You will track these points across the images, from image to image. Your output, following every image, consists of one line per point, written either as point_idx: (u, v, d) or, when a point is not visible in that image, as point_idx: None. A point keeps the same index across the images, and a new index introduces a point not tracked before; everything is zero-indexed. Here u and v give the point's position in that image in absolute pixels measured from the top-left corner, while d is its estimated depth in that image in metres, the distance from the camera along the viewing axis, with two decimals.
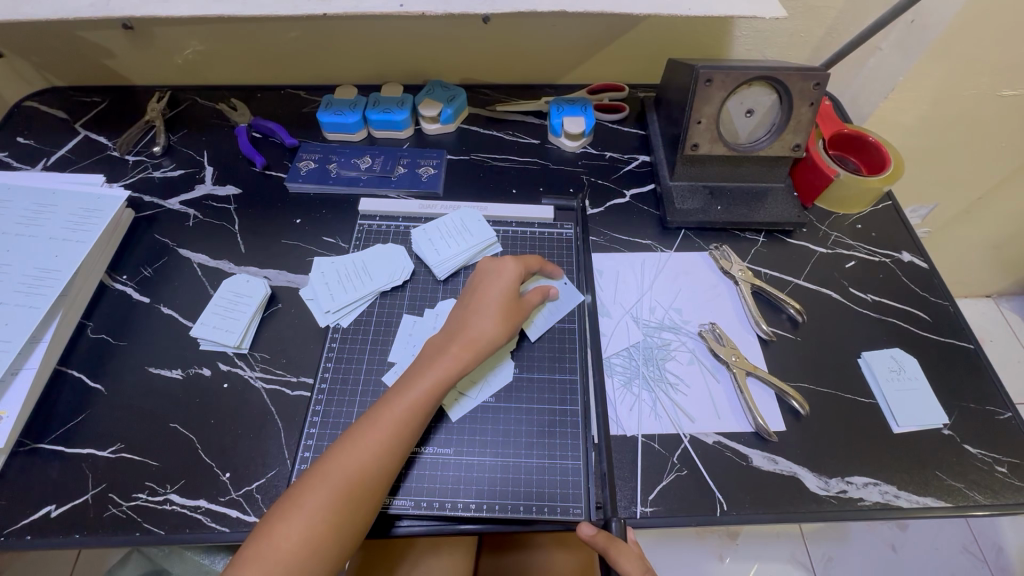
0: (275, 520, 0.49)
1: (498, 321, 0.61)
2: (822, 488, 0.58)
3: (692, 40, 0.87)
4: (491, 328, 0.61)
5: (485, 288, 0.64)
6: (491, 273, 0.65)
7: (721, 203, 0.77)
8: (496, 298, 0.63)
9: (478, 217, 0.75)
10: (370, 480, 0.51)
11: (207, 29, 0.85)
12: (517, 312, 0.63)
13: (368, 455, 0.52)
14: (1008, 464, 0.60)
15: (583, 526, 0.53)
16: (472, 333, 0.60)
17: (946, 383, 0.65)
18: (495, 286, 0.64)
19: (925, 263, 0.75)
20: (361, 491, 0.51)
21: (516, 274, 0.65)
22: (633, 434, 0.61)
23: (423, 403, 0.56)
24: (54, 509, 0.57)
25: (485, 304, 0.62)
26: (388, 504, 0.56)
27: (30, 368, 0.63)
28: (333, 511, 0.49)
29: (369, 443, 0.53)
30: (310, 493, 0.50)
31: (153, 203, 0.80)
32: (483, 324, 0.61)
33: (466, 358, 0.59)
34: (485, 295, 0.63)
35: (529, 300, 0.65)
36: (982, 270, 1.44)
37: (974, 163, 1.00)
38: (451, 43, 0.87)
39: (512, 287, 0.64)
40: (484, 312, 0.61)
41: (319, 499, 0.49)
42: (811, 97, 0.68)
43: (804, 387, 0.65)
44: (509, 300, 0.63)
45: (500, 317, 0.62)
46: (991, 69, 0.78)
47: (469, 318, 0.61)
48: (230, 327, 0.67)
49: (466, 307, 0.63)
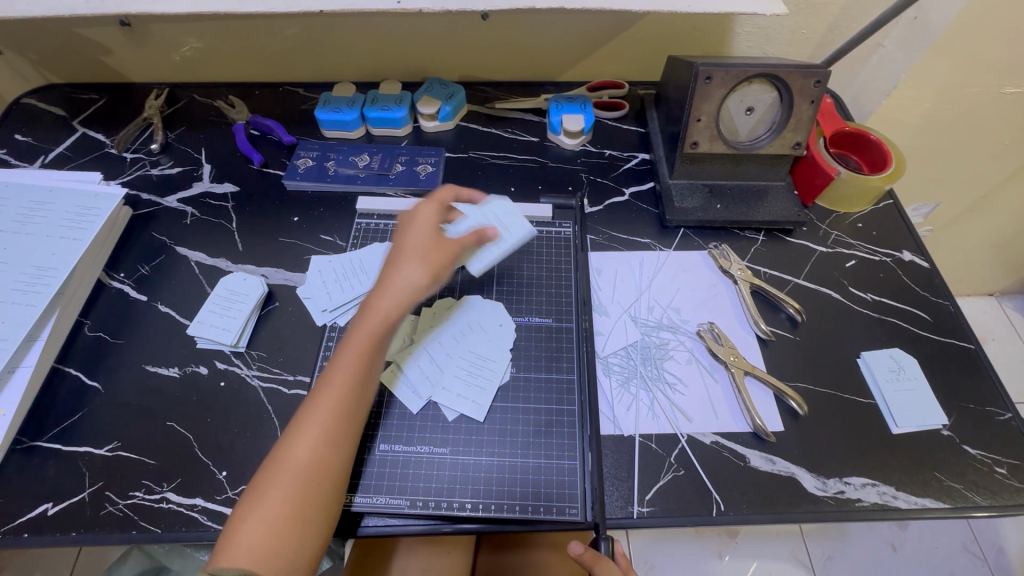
0: (239, 520, 0.48)
1: (417, 268, 0.57)
2: (820, 489, 0.58)
3: (693, 37, 0.87)
4: (413, 274, 0.57)
5: (403, 241, 0.60)
6: (408, 225, 0.61)
7: (721, 201, 0.77)
8: (414, 243, 0.59)
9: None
10: (321, 464, 0.50)
11: (205, 26, 0.85)
12: (444, 252, 0.59)
13: (313, 439, 0.51)
14: (1008, 465, 0.60)
15: (571, 545, 0.55)
16: (393, 281, 0.57)
17: (946, 384, 0.65)
18: (411, 234, 0.60)
19: (926, 262, 0.74)
20: (319, 475, 0.50)
21: (424, 215, 0.60)
22: (631, 434, 0.61)
23: (356, 372, 0.54)
24: (51, 508, 0.57)
25: (402, 252, 0.58)
26: (384, 503, 0.56)
27: (27, 366, 0.63)
28: (292, 500, 0.49)
29: (313, 428, 0.51)
30: (265, 485, 0.49)
31: (151, 202, 0.80)
32: (404, 271, 0.57)
33: (393, 310, 0.56)
34: (403, 244, 0.59)
35: (457, 240, 0.60)
36: (986, 269, 1.43)
37: (977, 161, 0.99)
38: (450, 39, 0.87)
39: (427, 229, 0.60)
40: (404, 260, 0.58)
41: (276, 490, 0.49)
42: (811, 94, 0.67)
43: (802, 386, 0.64)
44: (424, 249, 0.58)
45: (420, 262, 0.58)
46: (995, 67, 0.78)
47: (388, 268, 0.58)
48: (227, 326, 0.67)
49: (388, 262, 0.59)
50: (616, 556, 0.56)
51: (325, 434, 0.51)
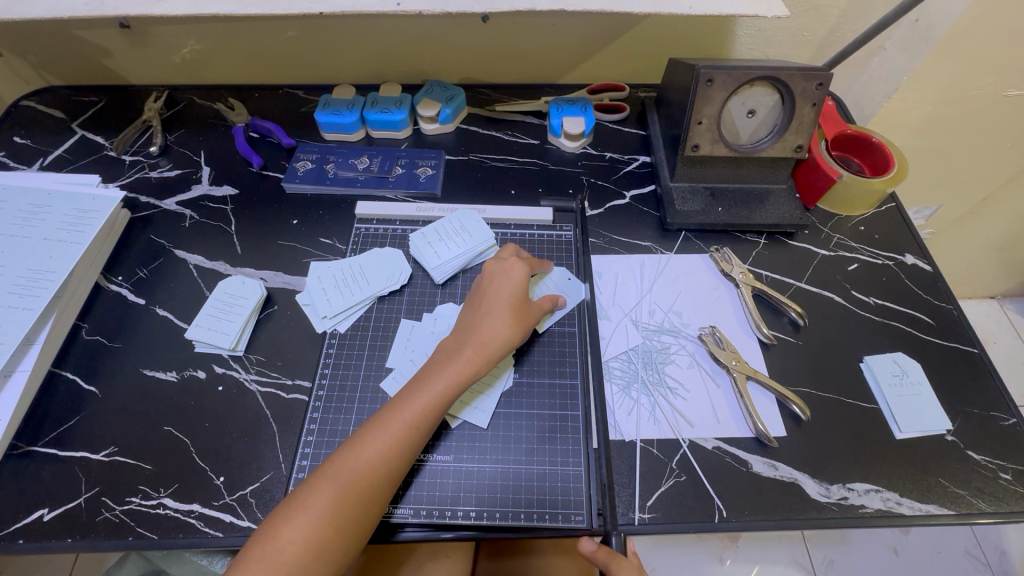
0: (282, 522, 0.48)
1: (509, 325, 0.60)
2: (823, 495, 0.57)
3: (693, 39, 0.86)
4: (503, 330, 0.60)
5: (496, 293, 0.63)
6: (500, 281, 0.64)
7: (722, 204, 0.76)
8: (507, 298, 0.62)
9: (477, 218, 0.74)
10: (377, 486, 0.51)
11: (205, 29, 0.85)
12: (527, 315, 0.62)
13: (371, 462, 0.51)
14: (1013, 471, 0.59)
15: (582, 541, 0.54)
16: (484, 333, 0.59)
17: (950, 390, 0.64)
18: (505, 288, 0.63)
19: (929, 266, 0.74)
20: (367, 496, 0.50)
21: (524, 278, 0.64)
22: (632, 439, 0.61)
23: (433, 408, 0.55)
24: (47, 513, 0.56)
25: (496, 306, 0.61)
26: (389, 513, 0.56)
27: (23, 370, 0.63)
28: (339, 513, 0.49)
29: (376, 447, 0.52)
30: (317, 493, 0.49)
31: (149, 204, 0.80)
32: (495, 324, 0.60)
33: (481, 362, 0.58)
34: (495, 297, 0.62)
35: (538, 305, 0.64)
36: (988, 272, 1.43)
37: (978, 165, 0.98)
38: (450, 41, 0.86)
39: (521, 289, 0.63)
40: (496, 313, 0.61)
41: (327, 501, 0.49)
42: (813, 97, 0.67)
43: (805, 391, 0.64)
44: (514, 308, 0.61)
45: (511, 318, 0.61)
46: (998, 69, 0.77)
47: (481, 318, 0.61)
48: (225, 329, 0.66)
49: (476, 310, 0.62)
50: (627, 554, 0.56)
51: (383, 460, 0.52)
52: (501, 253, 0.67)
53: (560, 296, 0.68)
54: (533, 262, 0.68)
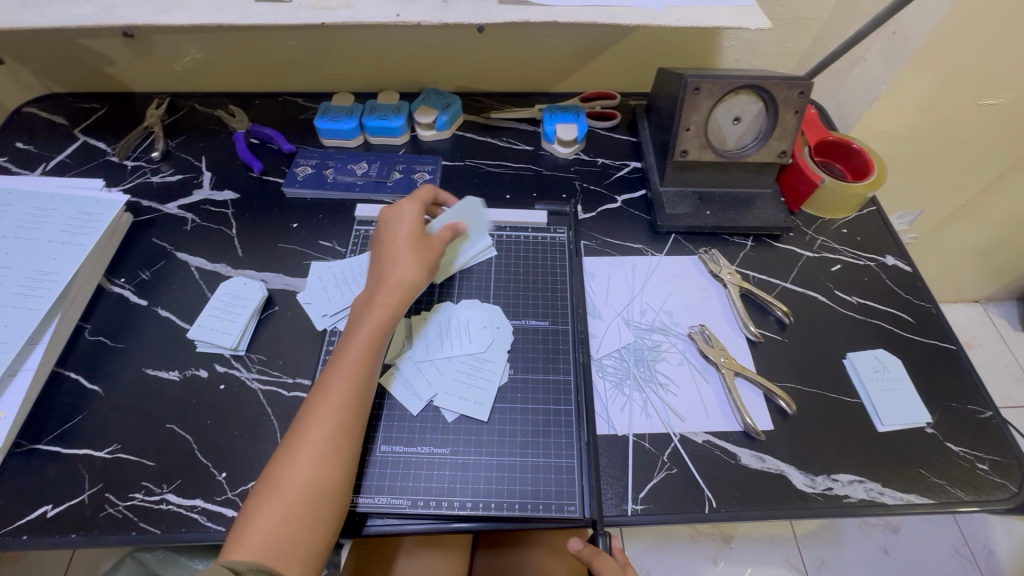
0: (253, 507, 0.49)
1: (414, 261, 0.62)
2: (809, 486, 0.59)
3: (682, 50, 0.90)
4: (409, 268, 0.62)
5: (394, 235, 0.64)
6: (395, 224, 0.66)
7: (710, 208, 0.79)
8: (405, 240, 0.64)
9: (476, 213, 0.77)
10: (333, 454, 0.52)
11: (207, 38, 0.87)
12: (430, 248, 0.65)
13: (321, 431, 0.52)
14: (990, 461, 0.61)
15: (570, 541, 0.56)
16: (392, 279, 0.61)
17: (930, 385, 0.67)
18: (401, 231, 0.64)
19: (909, 266, 0.77)
20: (330, 465, 0.52)
21: (416, 215, 0.66)
22: (624, 434, 0.62)
23: (363, 364, 0.57)
24: (50, 509, 0.57)
25: (396, 247, 0.63)
26: (357, 502, 0.57)
27: (27, 369, 0.64)
28: (307, 486, 0.50)
29: (323, 417, 0.53)
30: (279, 473, 0.50)
31: (151, 208, 0.81)
32: (399, 267, 0.62)
33: (396, 302, 0.60)
34: (394, 237, 0.64)
35: (437, 239, 0.66)
36: (970, 276, 1.47)
37: (957, 171, 1.02)
38: (447, 51, 0.89)
39: (416, 228, 0.65)
40: (398, 258, 0.62)
41: (292, 478, 0.50)
42: (795, 105, 0.70)
43: (791, 387, 0.66)
44: (414, 247, 0.63)
45: (415, 258, 0.63)
46: (971, 79, 0.81)
47: (385, 267, 0.62)
48: (227, 329, 0.68)
49: (380, 257, 0.64)
50: (613, 551, 0.58)
51: (335, 426, 0.53)
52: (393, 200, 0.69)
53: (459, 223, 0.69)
54: (423, 195, 0.70)
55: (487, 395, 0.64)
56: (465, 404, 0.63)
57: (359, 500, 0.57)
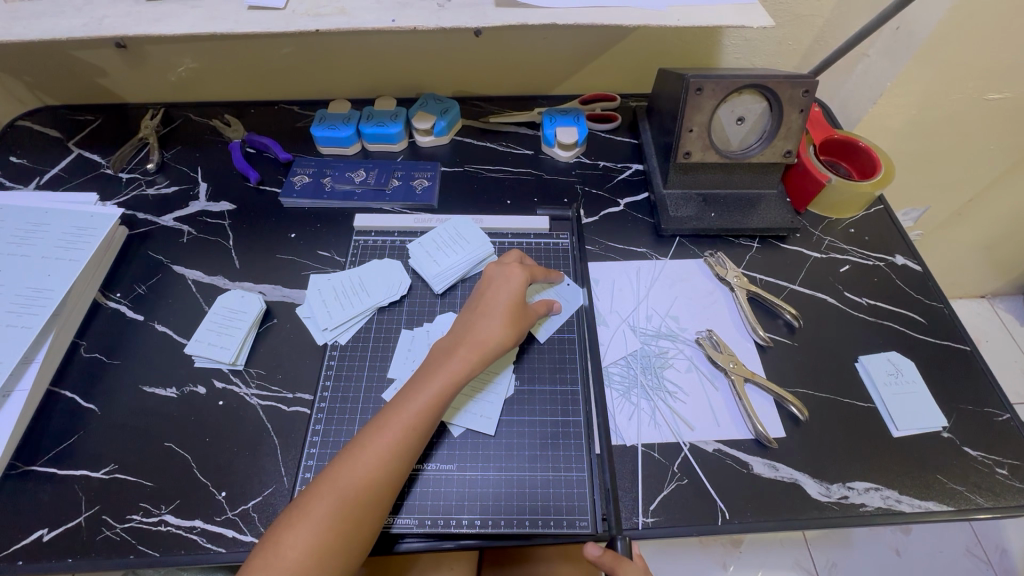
0: (283, 530, 0.48)
1: (504, 325, 0.61)
2: (824, 495, 0.58)
3: (682, 49, 0.88)
4: (498, 331, 0.60)
5: (494, 296, 0.63)
6: (500, 282, 0.64)
7: (715, 210, 0.78)
8: (504, 302, 0.62)
9: (565, 282, 0.73)
10: (376, 493, 0.50)
11: (201, 47, 0.86)
12: (523, 317, 0.63)
13: (367, 469, 0.51)
14: (1009, 466, 0.60)
15: (587, 547, 0.53)
16: (479, 334, 0.60)
17: (944, 388, 0.65)
18: (503, 292, 0.63)
19: (919, 266, 0.75)
20: (368, 503, 0.50)
21: (523, 283, 0.64)
22: (633, 444, 0.61)
23: (430, 409, 0.55)
24: (46, 533, 0.56)
25: (493, 308, 0.62)
26: (391, 523, 0.56)
27: (22, 389, 0.62)
28: (341, 520, 0.49)
29: (374, 452, 0.52)
30: (317, 501, 0.49)
31: (147, 221, 0.80)
32: (491, 326, 0.60)
33: (476, 361, 0.59)
34: (493, 300, 0.62)
35: (534, 311, 0.65)
36: (977, 271, 1.45)
37: (964, 166, 1.01)
38: (444, 56, 0.88)
39: (519, 293, 0.63)
40: (493, 316, 0.61)
41: (326, 508, 0.49)
42: (800, 104, 0.68)
43: (802, 392, 0.64)
44: (511, 313, 0.62)
45: (509, 323, 0.61)
46: (977, 74, 0.79)
47: (477, 319, 0.61)
48: (225, 344, 0.66)
49: (473, 313, 0.62)
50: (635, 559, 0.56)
51: (383, 465, 0.52)
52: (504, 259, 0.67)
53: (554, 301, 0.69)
54: (539, 270, 0.68)
55: (498, 408, 0.63)
56: (473, 418, 0.62)
57: (394, 521, 0.56)
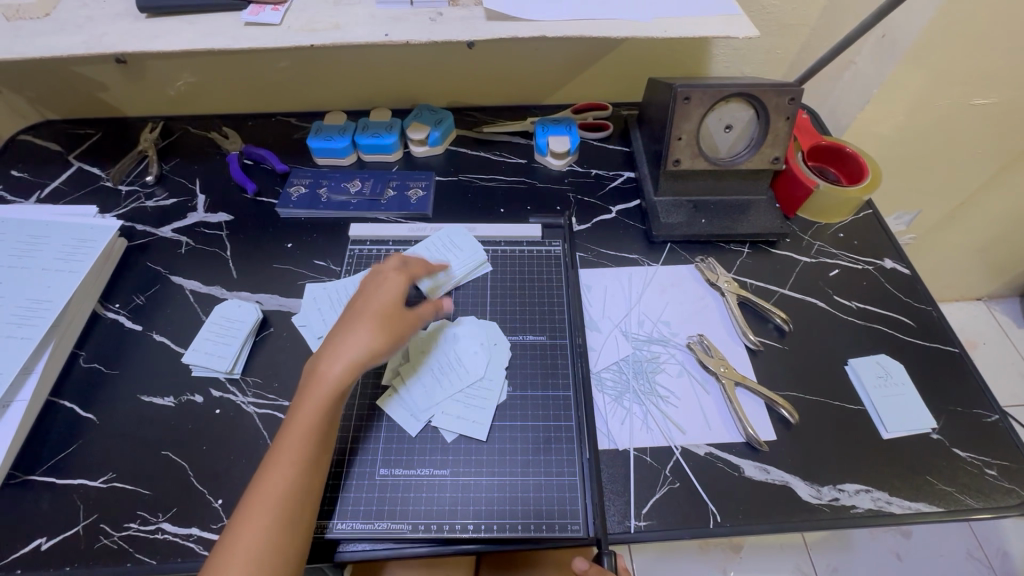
0: None
1: (401, 280, 0.60)
2: (814, 497, 0.58)
3: (672, 59, 0.90)
4: (398, 287, 0.59)
5: (385, 260, 0.63)
6: (371, 290, 0.59)
7: (705, 216, 0.79)
8: (373, 310, 0.56)
9: (556, 291, 0.74)
10: (288, 536, 0.47)
11: (199, 62, 0.87)
12: (402, 320, 0.57)
13: (279, 487, 0.48)
14: (998, 466, 0.60)
15: (576, 560, 0.54)
16: (340, 349, 0.53)
17: (934, 389, 0.66)
18: (376, 299, 0.57)
19: (907, 269, 0.76)
20: (286, 547, 0.47)
21: (419, 246, 0.65)
22: (625, 448, 0.62)
23: (311, 436, 0.51)
24: (44, 542, 0.57)
25: (388, 269, 0.61)
26: (384, 529, 0.56)
27: (22, 400, 0.63)
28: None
29: (268, 498, 0.47)
30: (224, 569, 0.44)
31: (146, 232, 0.81)
32: (357, 337, 0.54)
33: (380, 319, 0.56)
34: (362, 310, 0.56)
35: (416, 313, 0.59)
36: (972, 274, 1.46)
37: (953, 170, 1.02)
38: (438, 68, 0.89)
39: (393, 297, 0.58)
40: (360, 325, 0.55)
41: (238, 569, 0.44)
42: (786, 111, 0.70)
43: (793, 395, 0.65)
44: (385, 313, 0.56)
45: (378, 329, 0.55)
46: (962, 80, 0.81)
47: (343, 333, 0.55)
48: (222, 353, 0.67)
49: (370, 280, 0.61)
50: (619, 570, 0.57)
51: (282, 505, 0.48)
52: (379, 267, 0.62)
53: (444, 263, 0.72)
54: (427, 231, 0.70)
55: (489, 412, 0.63)
56: (466, 424, 0.62)
57: (386, 526, 0.56)
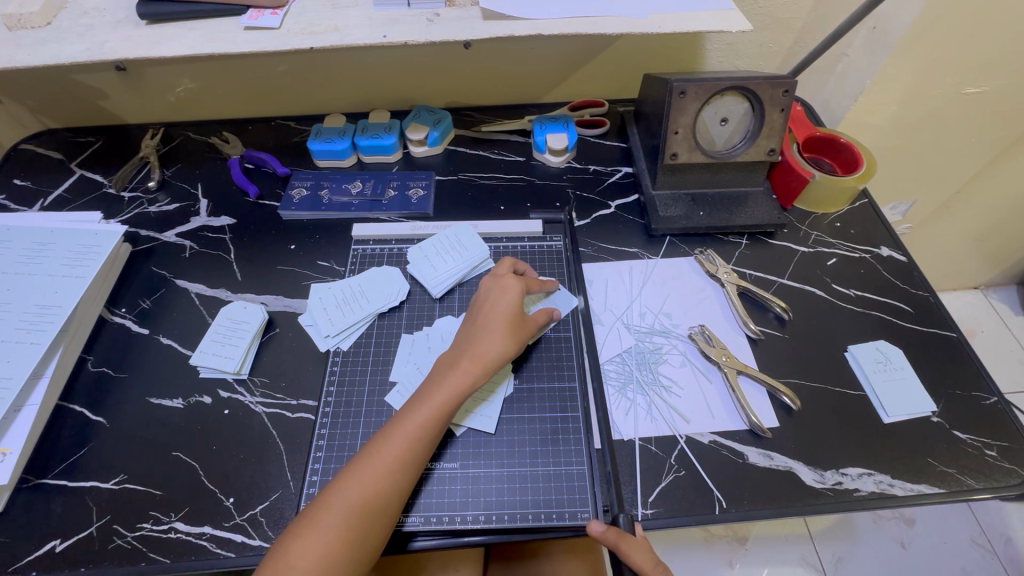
0: (292, 538, 0.50)
1: (504, 338, 0.62)
2: (818, 481, 0.59)
3: (666, 55, 0.91)
4: (498, 345, 0.61)
5: (491, 309, 0.64)
6: (498, 294, 0.65)
7: (703, 209, 0.80)
8: (503, 315, 0.63)
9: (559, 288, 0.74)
10: (383, 502, 0.52)
11: (198, 68, 0.88)
12: (522, 329, 0.64)
13: (389, 457, 0.54)
14: (997, 447, 0.61)
15: (592, 524, 0.54)
16: (480, 347, 0.61)
17: (932, 373, 0.67)
18: (502, 303, 0.64)
19: (904, 257, 0.77)
20: (376, 511, 0.51)
21: (520, 293, 0.65)
22: (631, 438, 0.62)
23: (435, 420, 0.56)
24: (59, 544, 0.57)
25: (491, 323, 0.63)
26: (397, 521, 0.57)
27: (32, 404, 0.64)
28: (349, 529, 0.50)
29: (381, 463, 0.53)
30: (327, 512, 0.50)
31: (149, 237, 0.82)
32: (492, 339, 0.61)
33: (478, 372, 0.59)
34: (492, 311, 0.64)
35: (533, 322, 0.66)
36: (969, 263, 1.47)
37: (947, 159, 1.03)
38: (435, 69, 0.90)
39: (517, 304, 0.64)
40: (492, 328, 0.62)
41: (337, 518, 0.50)
42: (781, 103, 0.71)
43: (793, 382, 0.66)
44: (512, 319, 0.63)
45: (507, 333, 0.62)
46: (953, 69, 0.82)
47: (479, 332, 0.62)
48: (229, 354, 0.68)
49: (475, 326, 0.63)
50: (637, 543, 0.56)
51: (390, 472, 0.53)
52: (499, 272, 0.69)
53: (554, 309, 0.69)
54: (533, 282, 0.70)
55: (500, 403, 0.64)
56: (478, 417, 0.63)
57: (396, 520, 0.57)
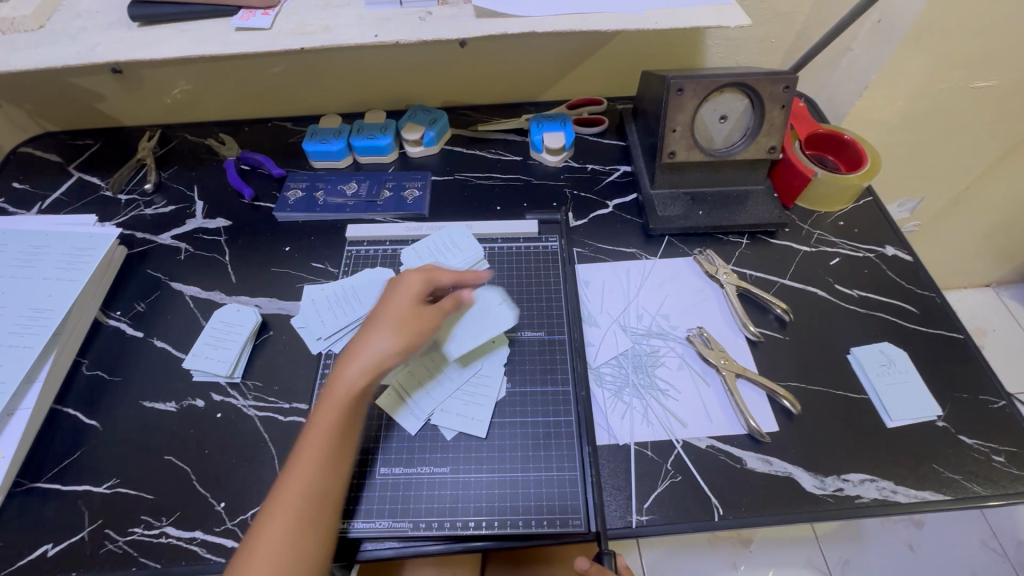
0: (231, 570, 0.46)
1: (391, 327, 0.56)
2: (819, 488, 0.58)
3: (666, 51, 0.89)
4: (388, 333, 0.55)
5: (385, 303, 0.58)
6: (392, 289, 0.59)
7: (703, 208, 0.78)
8: (392, 307, 0.57)
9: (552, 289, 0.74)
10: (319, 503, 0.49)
11: (194, 69, 0.88)
12: (424, 315, 0.57)
13: (311, 462, 0.50)
14: (1006, 453, 0.59)
15: (577, 560, 0.54)
16: (370, 337, 0.55)
17: (939, 376, 0.65)
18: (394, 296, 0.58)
19: (909, 255, 0.75)
20: (314, 516, 0.49)
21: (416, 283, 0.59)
22: (626, 443, 0.61)
23: (348, 411, 0.52)
24: (51, 548, 0.57)
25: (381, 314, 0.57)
26: (388, 526, 0.56)
27: (25, 408, 0.64)
28: (289, 542, 0.47)
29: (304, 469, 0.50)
30: (262, 531, 0.47)
31: (145, 240, 0.82)
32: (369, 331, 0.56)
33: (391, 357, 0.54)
34: (386, 304, 0.58)
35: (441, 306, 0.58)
36: (980, 260, 1.44)
37: (956, 155, 1.00)
38: (432, 68, 0.90)
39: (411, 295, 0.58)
40: (380, 319, 0.56)
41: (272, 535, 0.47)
42: (781, 100, 0.69)
43: (794, 386, 0.65)
44: (406, 310, 0.57)
45: (397, 320, 0.56)
46: (960, 63, 0.80)
47: (370, 324, 0.56)
48: (222, 357, 0.67)
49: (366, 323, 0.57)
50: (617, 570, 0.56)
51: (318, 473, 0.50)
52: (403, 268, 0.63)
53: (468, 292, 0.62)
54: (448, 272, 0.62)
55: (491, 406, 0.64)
56: (473, 421, 0.62)
57: (386, 525, 0.56)
